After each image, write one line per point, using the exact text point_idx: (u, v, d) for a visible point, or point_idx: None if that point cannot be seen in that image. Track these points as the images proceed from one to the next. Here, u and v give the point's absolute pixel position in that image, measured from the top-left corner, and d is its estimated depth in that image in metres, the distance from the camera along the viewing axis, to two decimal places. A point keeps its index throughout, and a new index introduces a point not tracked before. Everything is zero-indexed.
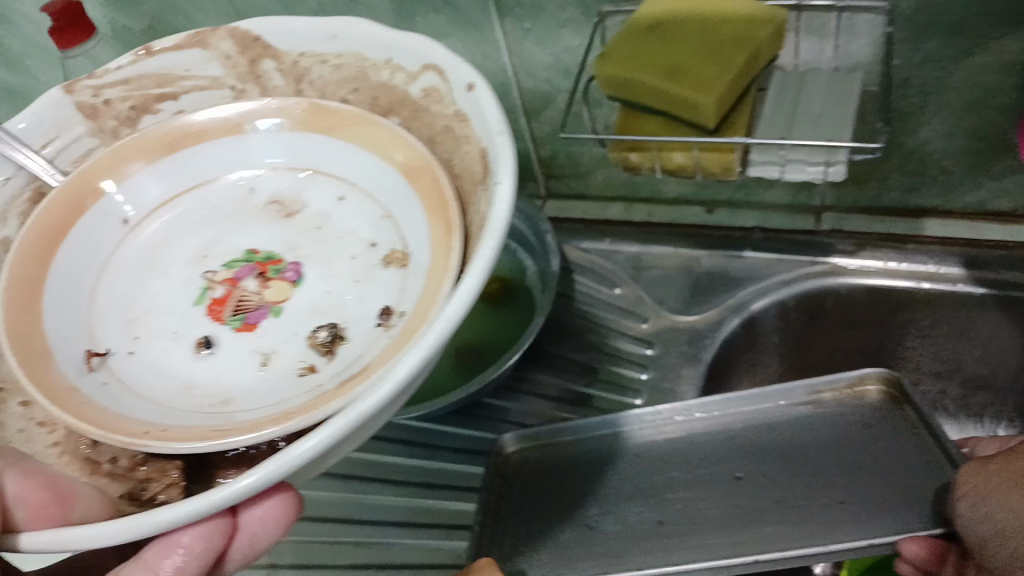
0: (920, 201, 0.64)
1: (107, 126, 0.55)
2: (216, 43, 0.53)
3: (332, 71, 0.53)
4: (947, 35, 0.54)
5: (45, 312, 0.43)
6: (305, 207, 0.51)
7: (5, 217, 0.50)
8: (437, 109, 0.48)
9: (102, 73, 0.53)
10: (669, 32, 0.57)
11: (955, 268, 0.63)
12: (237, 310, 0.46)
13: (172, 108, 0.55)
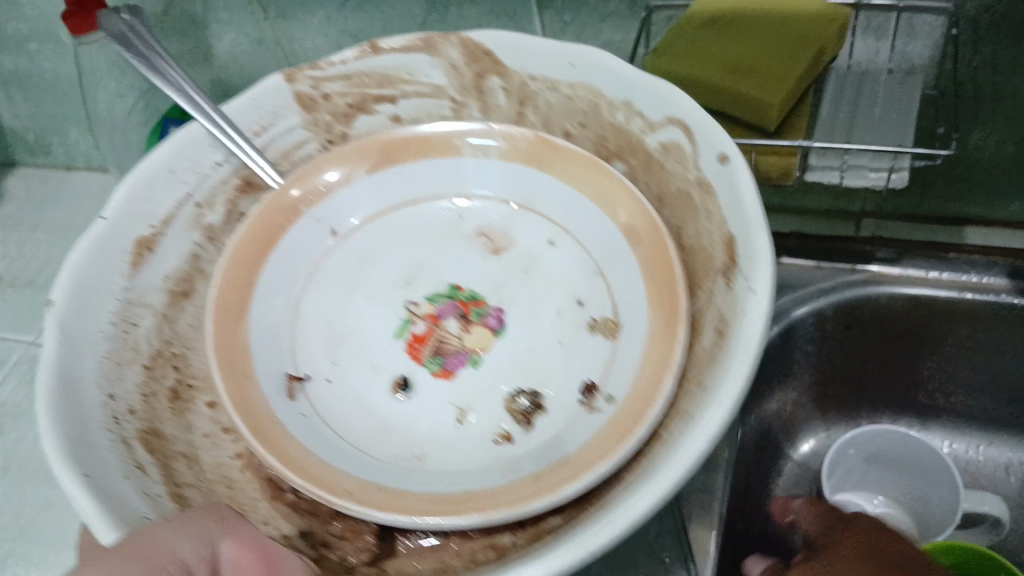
0: (960, 208, 0.65)
1: (321, 120, 0.57)
2: (445, 51, 0.55)
3: (562, 99, 0.54)
4: (1011, 39, 0.52)
5: (251, 327, 0.46)
6: (512, 245, 0.51)
7: (211, 203, 0.54)
8: (676, 171, 0.49)
9: (325, 66, 0.55)
10: (727, 25, 0.51)
11: (1000, 279, 0.61)
12: (437, 351, 0.47)
13: (387, 111, 0.58)
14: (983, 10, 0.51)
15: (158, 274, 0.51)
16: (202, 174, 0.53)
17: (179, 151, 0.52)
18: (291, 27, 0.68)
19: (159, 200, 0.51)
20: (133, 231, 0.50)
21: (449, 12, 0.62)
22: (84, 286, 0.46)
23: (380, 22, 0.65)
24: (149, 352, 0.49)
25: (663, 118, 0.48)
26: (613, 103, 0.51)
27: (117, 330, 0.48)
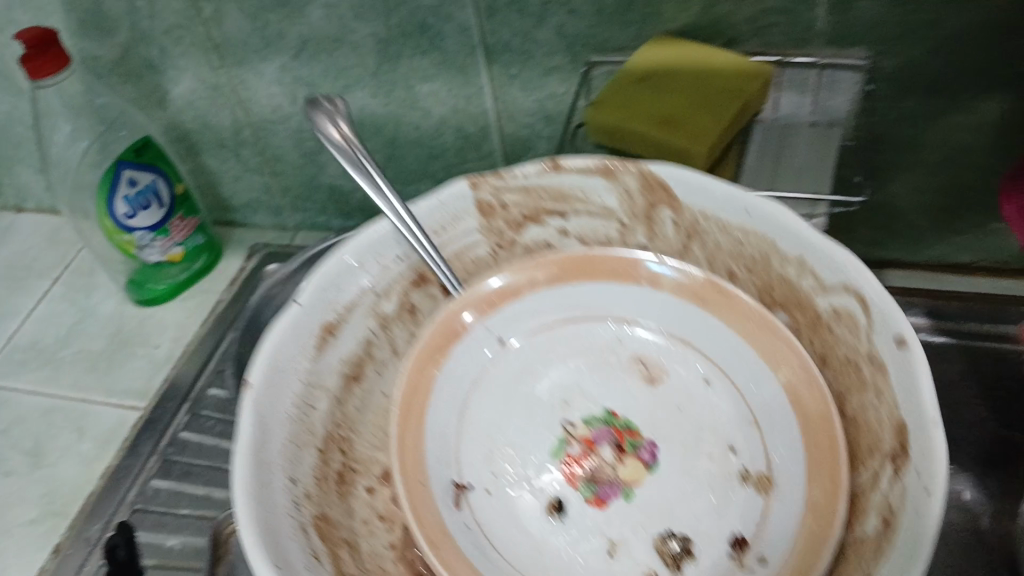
0: (884, 253, 0.69)
1: (499, 227, 0.53)
2: (623, 177, 0.50)
3: (733, 243, 0.49)
4: (925, 94, 0.57)
5: (421, 427, 0.46)
6: (668, 379, 0.48)
7: (388, 293, 0.52)
8: (844, 338, 0.44)
9: (509, 175, 0.51)
10: (660, 81, 0.55)
11: (918, 317, 0.64)
12: (593, 481, 0.45)
13: (557, 223, 0.54)
14: (898, 67, 0.56)
15: (336, 358, 0.49)
16: (385, 266, 0.51)
17: (366, 245, 0.50)
18: (248, 75, 0.70)
19: (346, 288, 0.50)
20: (320, 318, 0.48)
21: (399, 64, 0.65)
22: (275, 368, 0.45)
23: (333, 71, 0.67)
24: (322, 434, 0.47)
25: (839, 285, 0.44)
26: (805, 267, 0.46)
27: (301, 414, 0.46)
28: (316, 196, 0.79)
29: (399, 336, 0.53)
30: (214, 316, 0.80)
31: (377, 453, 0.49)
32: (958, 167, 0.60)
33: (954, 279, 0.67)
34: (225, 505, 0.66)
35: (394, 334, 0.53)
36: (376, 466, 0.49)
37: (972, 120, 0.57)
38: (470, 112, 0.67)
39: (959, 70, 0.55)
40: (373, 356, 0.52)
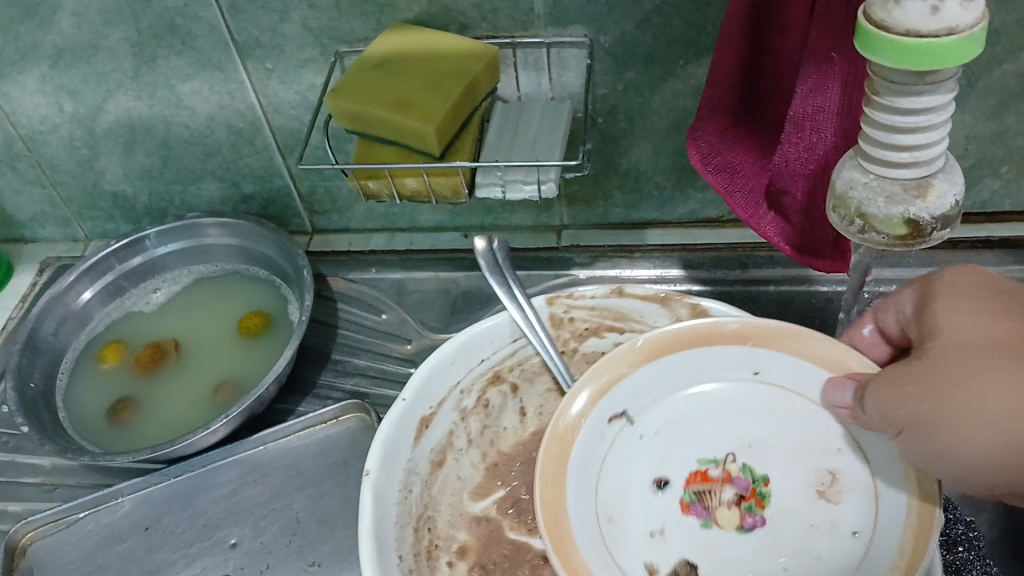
0: (640, 215, 0.75)
1: (563, 338, 0.62)
2: (677, 306, 0.60)
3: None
4: (643, 66, 0.62)
5: (627, 376, 0.53)
6: (841, 502, 0.49)
7: (468, 390, 0.60)
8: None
9: (581, 295, 0.60)
10: (395, 68, 0.59)
11: (675, 270, 0.73)
12: (698, 493, 0.52)
13: (614, 338, 0.62)
14: (615, 42, 0.61)
15: (428, 448, 0.57)
16: (471, 366, 0.59)
17: (463, 344, 0.58)
18: (8, 87, 0.69)
19: (441, 384, 0.58)
20: (417, 414, 0.56)
21: (158, 65, 0.66)
22: (387, 460, 0.53)
23: (92, 77, 0.68)
24: (417, 514, 0.54)
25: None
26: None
27: (403, 498, 0.53)
28: (102, 203, 0.80)
29: (474, 427, 0.61)
30: (5, 333, 0.79)
31: (453, 530, 0.57)
32: (686, 130, 0.66)
33: (705, 232, 0.74)
34: (19, 517, 0.66)
35: (470, 424, 0.60)
36: (455, 543, 0.56)
37: (688, 85, 0.62)
38: (237, 108, 0.69)
39: (667, 41, 0.60)
40: (452, 445, 0.59)
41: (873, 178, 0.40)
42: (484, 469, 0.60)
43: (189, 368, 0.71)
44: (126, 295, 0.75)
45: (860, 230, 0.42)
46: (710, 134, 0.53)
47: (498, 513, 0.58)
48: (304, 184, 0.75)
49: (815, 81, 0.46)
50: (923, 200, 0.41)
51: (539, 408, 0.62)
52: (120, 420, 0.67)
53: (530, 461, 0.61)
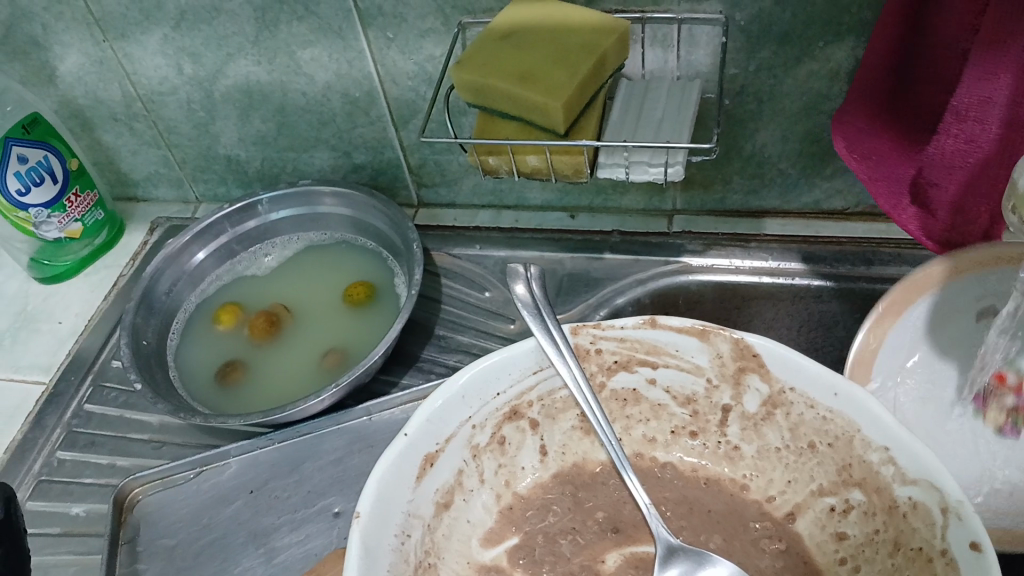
0: (759, 202, 0.71)
1: (589, 371, 0.55)
2: (717, 341, 0.52)
3: (818, 420, 0.51)
4: (778, 46, 0.59)
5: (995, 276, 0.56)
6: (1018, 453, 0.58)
7: (484, 425, 0.55)
8: (918, 531, 0.46)
9: (607, 327, 0.53)
10: (522, 40, 0.57)
11: (795, 263, 0.69)
12: (990, 387, 0.59)
13: (648, 373, 0.55)
14: (751, 19, 0.58)
15: (433, 488, 0.52)
16: (484, 401, 0.54)
17: (472, 381, 0.53)
18: (130, 47, 0.70)
19: (448, 421, 0.52)
20: (420, 451, 0.51)
21: (278, 31, 0.66)
22: (382, 504, 0.48)
23: (213, 40, 0.68)
24: (416, 562, 0.50)
25: (923, 481, 0.46)
26: (869, 442, 0.48)
27: (400, 543, 0.49)
28: (214, 166, 0.80)
29: (488, 465, 0.56)
30: (117, 290, 0.81)
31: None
32: (820, 115, 0.62)
33: (827, 224, 0.71)
34: (128, 472, 0.67)
35: (483, 462, 0.56)
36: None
37: (827, 67, 0.59)
38: (355, 76, 0.68)
39: (807, 20, 0.57)
40: (462, 485, 0.54)
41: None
42: (498, 513, 0.56)
43: (300, 336, 0.71)
44: (238, 259, 0.76)
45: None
46: (859, 119, 0.51)
47: (511, 564, 0.54)
48: (415, 156, 0.74)
49: (982, 71, 0.42)
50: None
51: (561, 447, 0.57)
52: (228, 382, 0.68)
53: (546, 506, 0.56)
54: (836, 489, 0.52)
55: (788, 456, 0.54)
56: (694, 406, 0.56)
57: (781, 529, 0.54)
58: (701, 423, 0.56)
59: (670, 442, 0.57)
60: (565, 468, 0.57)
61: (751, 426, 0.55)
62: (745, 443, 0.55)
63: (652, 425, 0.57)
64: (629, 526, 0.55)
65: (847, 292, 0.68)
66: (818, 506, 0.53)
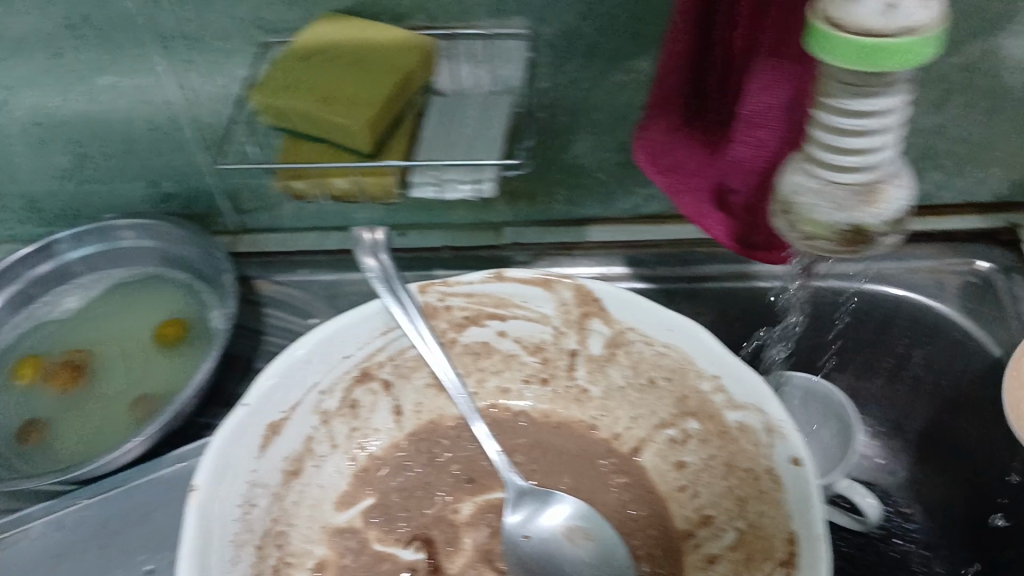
0: (580, 212, 0.72)
1: (440, 328, 0.66)
2: (559, 290, 0.63)
3: (656, 354, 0.62)
4: (584, 59, 0.60)
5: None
6: None
7: (333, 391, 0.63)
8: (747, 451, 0.57)
9: (455, 285, 0.63)
10: (322, 57, 0.55)
11: (620, 268, 0.72)
12: None
13: (495, 326, 0.66)
14: (556, 33, 0.58)
15: (280, 456, 0.60)
16: (334, 364, 0.62)
17: (316, 347, 0.60)
18: None
19: (293, 390, 0.60)
20: (265, 419, 0.58)
21: (70, 56, 0.61)
22: (220, 474, 0.54)
23: None
24: (261, 531, 0.58)
25: (751, 407, 0.56)
26: (702, 372, 0.60)
27: (243, 513, 0.56)
28: (10, 203, 0.74)
29: (341, 430, 0.65)
30: None
31: (311, 545, 0.61)
32: (631, 125, 0.64)
33: (649, 227, 0.71)
34: None
35: (335, 427, 0.64)
36: (310, 559, 0.61)
37: (633, 78, 0.60)
38: (157, 101, 0.64)
39: (610, 32, 0.57)
40: (312, 451, 0.63)
41: (819, 184, 0.36)
42: (351, 476, 0.65)
43: (105, 385, 0.66)
44: (35, 303, 0.70)
45: (808, 238, 0.37)
46: (659, 130, 0.49)
47: (364, 522, 0.62)
48: (231, 183, 0.70)
49: (767, 79, 0.42)
50: (875, 206, 0.35)
51: (415, 406, 0.67)
52: (29, 442, 0.63)
53: (400, 465, 0.65)
54: (676, 421, 0.63)
55: (632, 393, 0.65)
56: (543, 354, 0.67)
57: (627, 463, 0.65)
58: (551, 369, 0.68)
59: (522, 388, 0.69)
60: (421, 425, 0.67)
61: (597, 368, 0.66)
62: (592, 385, 0.67)
63: (504, 374, 0.69)
64: (480, 473, 0.64)
65: (673, 293, 0.70)
66: (659, 439, 0.65)
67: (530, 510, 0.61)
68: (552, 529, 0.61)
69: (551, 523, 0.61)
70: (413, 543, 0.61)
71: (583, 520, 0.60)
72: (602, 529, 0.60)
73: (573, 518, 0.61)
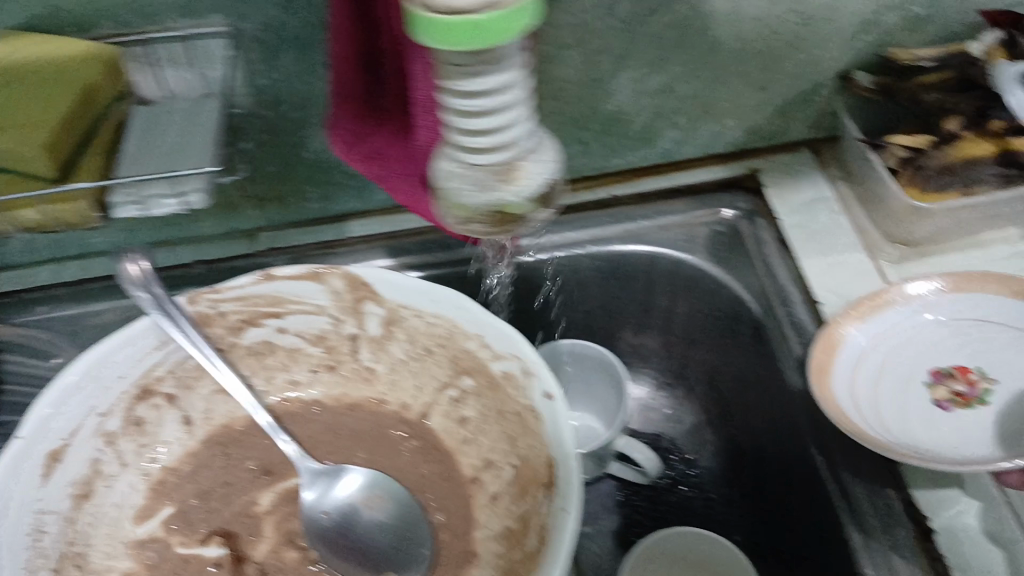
0: (339, 207, 0.68)
1: (216, 334, 0.59)
2: (329, 280, 0.58)
3: (425, 324, 0.58)
4: (299, 52, 0.55)
5: (870, 376, 0.58)
6: (879, 353, 0.59)
7: (113, 412, 0.57)
8: (514, 396, 0.55)
9: (224, 291, 0.57)
10: None
11: (382, 259, 0.68)
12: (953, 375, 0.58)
13: (275, 323, 0.60)
14: (262, 28, 0.53)
15: (64, 483, 0.54)
16: (107, 386, 0.55)
17: (90, 368, 0.54)
18: None
19: (68, 418, 0.53)
20: (44, 447, 0.52)
21: None
22: None
23: None
24: (56, 555, 0.53)
25: (511, 356, 0.54)
26: (466, 333, 0.57)
27: (33, 541, 0.51)
28: None
29: (127, 448, 0.59)
30: None
31: (111, 561, 0.56)
32: None
33: (406, 215, 0.70)
34: None
35: (121, 447, 0.58)
36: (115, 572, 0.56)
37: None
38: None
39: (317, 20, 0.53)
40: (100, 472, 0.57)
41: (458, 167, 0.35)
42: (148, 490, 0.59)
43: None
44: None
45: (460, 222, 0.37)
46: (347, 122, 0.48)
47: (165, 531, 0.57)
48: None
49: (418, 67, 0.41)
50: (513, 183, 0.36)
51: (205, 413, 0.61)
52: None
53: (199, 471, 0.60)
54: (453, 381, 0.60)
55: (413, 364, 0.61)
56: (326, 343, 0.62)
57: (417, 427, 0.61)
58: (336, 357, 0.63)
59: (313, 380, 0.63)
60: (215, 430, 0.61)
61: (378, 346, 0.62)
62: (378, 363, 0.62)
63: (294, 371, 0.63)
64: (279, 464, 0.60)
65: (435, 278, 0.69)
66: (443, 400, 0.61)
67: (320, 484, 0.57)
68: (346, 499, 0.57)
69: (343, 494, 0.57)
70: (211, 538, 0.57)
71: (375, 486, 0.57)
72: (396, 490, 0.57)
73: (365, 487, 0.57)
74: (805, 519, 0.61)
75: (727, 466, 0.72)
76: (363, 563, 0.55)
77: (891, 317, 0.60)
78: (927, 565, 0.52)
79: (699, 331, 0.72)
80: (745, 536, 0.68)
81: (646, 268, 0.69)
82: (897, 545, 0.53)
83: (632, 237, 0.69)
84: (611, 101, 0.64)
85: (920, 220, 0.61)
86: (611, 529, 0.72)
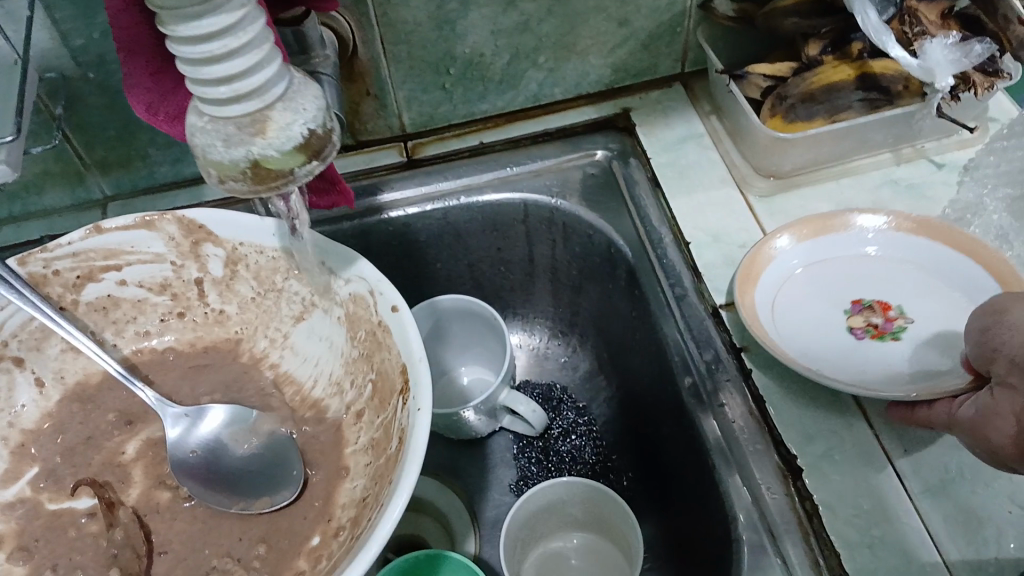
0: (191, 169, 0.65)
1: (53, 293, 0.53)
2: (162, 227, 0.53)
3: (269, 261, 0.53)
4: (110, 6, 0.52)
5: (798, 300, 0.56)
6: (813, 277, 0.57)
7: None
8: (363, 315, 0.49)
9: (54, 247, 0.51)
10: None
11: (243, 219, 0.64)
12: (871, 307, 0.55)
13: (115, 277, 0.54)
14: None
15: None
16: None
17: None
18: None
19: None
20: None
21: None
22: None
23: None
24: None
25: (356, 278, 0.49)
26: (313, 266, 0.51)
27: None
28: None
29: None
30: None
31: None
32: None
33: None
34: None
35: None
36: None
37: None
38: None
39: None
40: None
41: (206, 122, 0.33)
42: (9, 454, 0.52)
43: None
44: None
45: (221, 181, 0.34)
46: (141, 82, 0.43)
47: (34, 492, 0.51)
48: None
49: None
50: (264, 135, 0.33)
51: (57, 374, 0.54)
52: None
53: (63, 427, 0.54)
54: (304, 313, 0.54)
55: (265, 302, 0.55)
56: (171, 291, 0.56)
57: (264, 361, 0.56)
58: (183, 304, 0.56)
59: (162, 329, 0.57)
60: (70, 389, 0.54)
61: (225, 288, 0.56)
62: (226, 304, 0.56)
63: (143, 321, 0.56)
64: (140, 413, 0.55)
65: None
66: (296, 328, 0.55)
67: (180, 422, 0.52)
68: (213, 435, 0.52)
69: (208, 431, 0.52)
70: (82, 489, 0.52)
71: (240, 421, 0.52)
72: (261, 420, 0.53)
73: (230, 422, 0.52)
74: (678, 460, 0.58)
75: (617, 415, 0.70)
76: (234, 494, 0.50)
77: (834, 241, 0.58)
78: (795, 503, 0.47)
79: (585, 279, 0.69)
80: (633, 480, 0.68)
81: (521, 218, 0.67)
82: (763, 478, 0.48)
83: (501, 177, 0.66)
84: (465, 43, 0.61)
85: (788, 150, 0.59)
86: (510, 481, 0.71)
